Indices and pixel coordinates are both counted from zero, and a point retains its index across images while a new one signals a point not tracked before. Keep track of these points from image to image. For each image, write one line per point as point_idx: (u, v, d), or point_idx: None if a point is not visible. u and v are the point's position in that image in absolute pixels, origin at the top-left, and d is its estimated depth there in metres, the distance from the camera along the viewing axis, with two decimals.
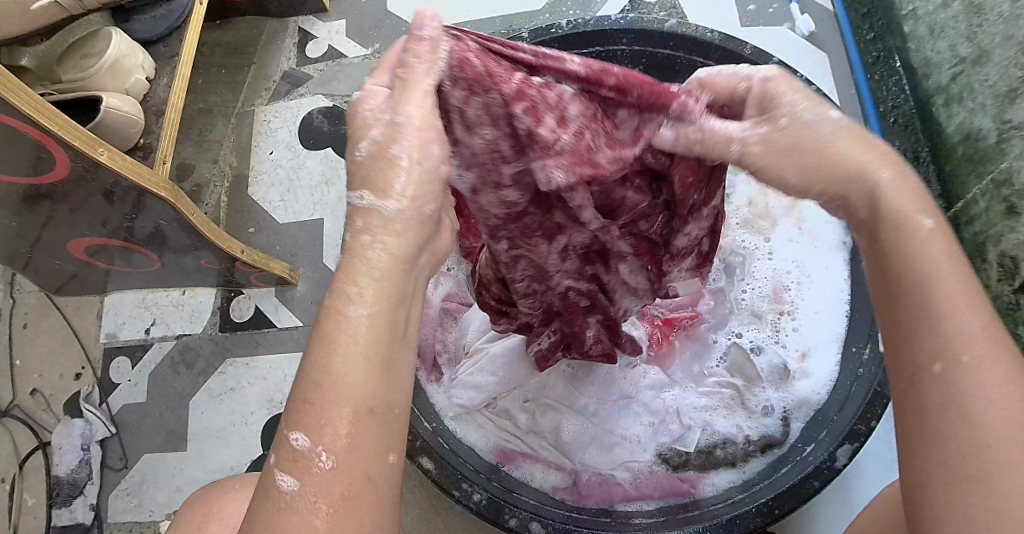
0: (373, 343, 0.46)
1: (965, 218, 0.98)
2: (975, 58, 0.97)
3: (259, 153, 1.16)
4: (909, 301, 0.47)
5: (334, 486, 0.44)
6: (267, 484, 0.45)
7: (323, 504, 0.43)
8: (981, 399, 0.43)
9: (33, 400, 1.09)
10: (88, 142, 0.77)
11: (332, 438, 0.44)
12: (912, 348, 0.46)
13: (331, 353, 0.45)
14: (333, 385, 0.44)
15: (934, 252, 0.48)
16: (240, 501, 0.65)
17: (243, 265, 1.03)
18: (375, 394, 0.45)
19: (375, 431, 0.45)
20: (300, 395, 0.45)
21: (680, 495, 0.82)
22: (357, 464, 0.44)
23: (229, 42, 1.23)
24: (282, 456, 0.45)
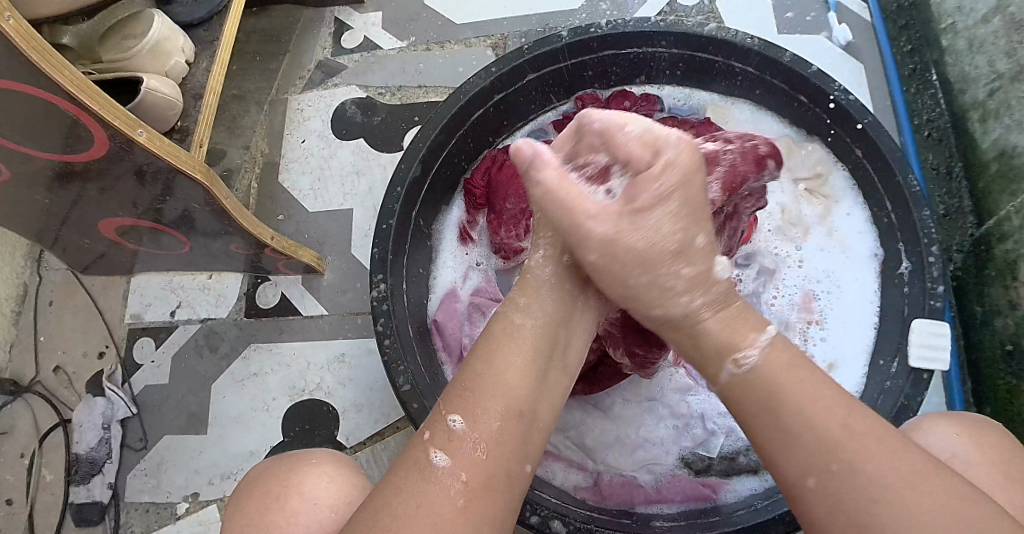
0: (533, 351, 0.57)
1: (997, 235, 0.97)
2: (1016, 73, 0.96)
3: (291, 141, 1.17)
4: (758, 409, 0.53)
5: (470, 481, 0.51)
6: (419, 457, 0.52)
7: (461, 486, 0.50)
8: (873, 483, 0.47)
9: (56, 376, 1.10)
10: (128, 122, 0.78)
11: (485, 428, 0.52)
12: (788, 456, 0.50)
13: (504, 352, 0.56)
14: (499, 378, 0.54)
15: (775, 361, 0.54)
16: (322, 478, 0.64)
17: (272, 252, 1.03)
18: (525, 399, 0.55)
19: (515, 431, 0.53)
20: (458, 384, 0.55)
21: (701, 500, 0.81)
22: (499, 461, 0.52)
23: (265, 30, 1.24)
24: (435, 436, 0.52)
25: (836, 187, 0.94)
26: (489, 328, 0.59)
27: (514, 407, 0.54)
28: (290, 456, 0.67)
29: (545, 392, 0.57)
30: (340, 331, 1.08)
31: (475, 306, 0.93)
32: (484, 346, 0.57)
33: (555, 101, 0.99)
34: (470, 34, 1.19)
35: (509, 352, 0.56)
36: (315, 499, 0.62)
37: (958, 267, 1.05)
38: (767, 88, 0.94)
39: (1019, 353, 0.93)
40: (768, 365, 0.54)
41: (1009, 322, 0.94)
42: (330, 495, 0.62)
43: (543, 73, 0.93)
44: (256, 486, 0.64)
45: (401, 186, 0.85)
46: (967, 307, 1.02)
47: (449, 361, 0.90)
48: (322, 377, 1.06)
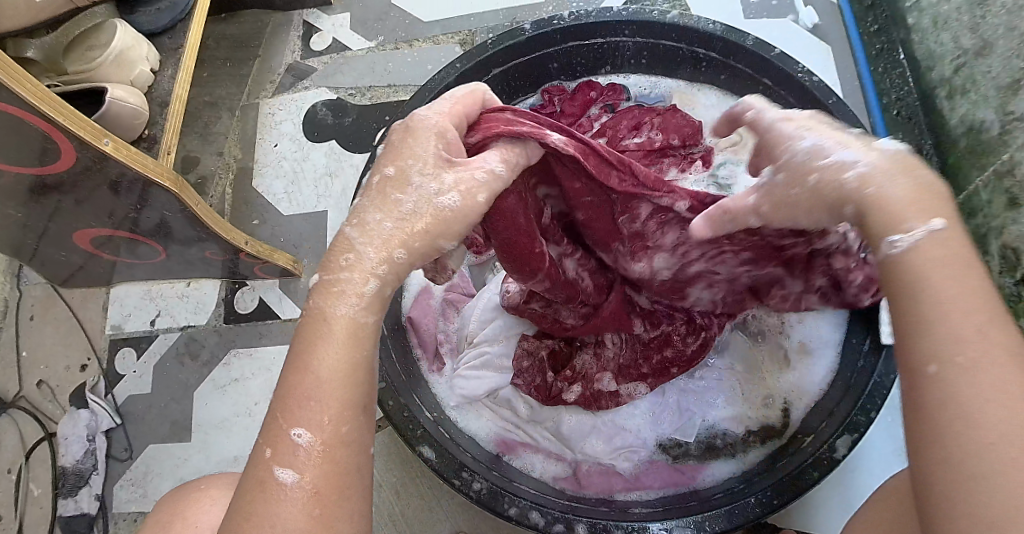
0: (348, 337, 0.51)
1: (967, 209, 0.98)
2: (978, 49, 0.96)
3: (264, 144, 1.17)
4: (902, 292, 0.48)
5: (318, 486, 0.49)
6: (262, 476, 0.49)
7: (313, 496, 0.48)
8: (993, 391, 0.44)
9: (38, 391, 1.10)
10: (93, 132, 0.78)
11: (331, 434, 0.49)
12: (912, 346, 0.47)
13: (322, 353, 0.50)
14: (323, 386, 0.50)
15: (939, 251, 0.48)
16: (207, 501, 0.66)
17: (248, 257, 1.04)
18: (360, 395, 0.51)
19: (360, 433, 0.51)
20: (285, 392, 0.50)
21: (679, 486, 0.83)
22: (338, 468, 0.50)
23: (235, 35, 1.23)
24: (278, 449, 0.49)
25: None
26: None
27: (353, 404, 0.51)
28: (193, 483, 0.70)
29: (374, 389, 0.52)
30: None
31: (449, 302, 0.95)
32: (300, 347, 0.51)
33: (521, 94, 1.00)
34: (438, 31, 1.19)
35: (318, 346, 0.51)
36: (200, 522, 0.64)
37: None
38: (731, 73, 0.94)
39: None
40: (922, 256, 0.48)
41: None
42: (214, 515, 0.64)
43: (509, 67, 0.93)
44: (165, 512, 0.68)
45: None
46: None
47: (426, 356, 0.91)
48: None
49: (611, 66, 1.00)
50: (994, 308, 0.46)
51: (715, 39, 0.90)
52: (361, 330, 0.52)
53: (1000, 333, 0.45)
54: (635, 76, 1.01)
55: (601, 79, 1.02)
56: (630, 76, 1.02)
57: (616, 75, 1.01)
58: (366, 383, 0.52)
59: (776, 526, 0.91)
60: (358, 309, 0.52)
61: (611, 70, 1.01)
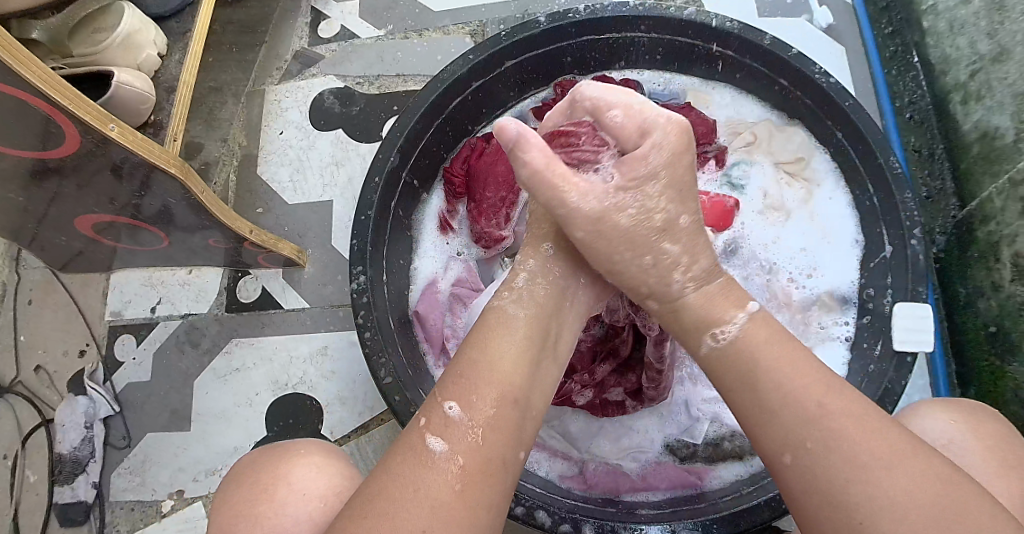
0: (528, 339, 0.56)
1: (979, 217, 0.97)
2: (996, 55, 0.95)
3: (269, 132, 1.15)
4: (736, 384, 0.54)
5: (466, 462, 0.49)
6: (417, 441, 0.51)
7: (459, 469, 0.49)
8: (848, 461, 0.48)
9: (36, 376, 1.09)
10: (99, 117, 0.76)
11: (480, 413, 0.51)
12: (768, 435, 0.51)
13: (498, 339, 0.55)
14: (489, 366, 0.53)
15: (753, 337, 0.55)
16: (311, 467, 0.63)
17: (252, 246, 1.02)
18: (520, 388, 0.53)
19: (513, 417, 0.52)
20: (455, 371, 0.54)
21: (686, 487, 0.81)
22: (493, 445, 0.51)
23: (241, 20, 1.21)
24: (431, 421, 0.51)
25: (818, 171, 0.94)
26: (484, 317, 0.58)
27: (508, 391, 0.53)
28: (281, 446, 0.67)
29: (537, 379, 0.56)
30: (323, 323, 1.08)
31: (457, 297, 0.93)
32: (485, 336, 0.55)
33: (533, 88, 0.99)
34: (448, 21, 1.17)
35: (500, 336, 0.55)
36: (307, 490, 0.61)
37: (941, 249, 1.05)
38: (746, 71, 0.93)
39: (1002, 334, 0.93)
40: (750, 335, 0.55)
41: (992, 305, 0.95)
42: (317, 481, 0.62)
43: (523, 59, 0.92)
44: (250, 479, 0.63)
45: (378, 176, 0.84)
46: (949, 288, 1.03)
47: (432, 351, 0.90)
48: (305, 370, 1.05)
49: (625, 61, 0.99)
50: (827, 379, 0.52)
51: (733, 38, 0.89)
52: (536, 327, 0.57)
53: (832, 400, 0.51)
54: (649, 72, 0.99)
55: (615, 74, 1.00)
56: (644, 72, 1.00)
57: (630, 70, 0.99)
58: (531, 374, 0.55)
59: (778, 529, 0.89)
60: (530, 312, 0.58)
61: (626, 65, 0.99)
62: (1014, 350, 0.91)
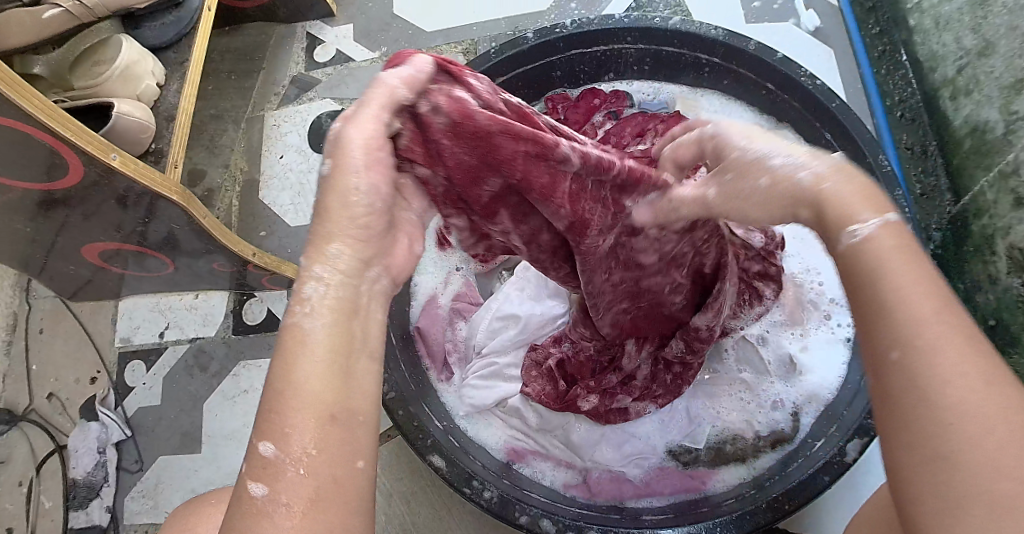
0: (333, 351, 0.47)
1: (973, 211, 0.98)
2: (980, 50, 0.96)
3: (269, 156, 1.17)
4: (862, 279, 0.47)
5: (303, 497, 0.43)
6: (239, 493, 0.44)
7: (296, 511, 0.43)
8: (942, 377, 0.42)
9: (48, 404, 1.11)
10: (101, 147, 0.78)
11: (297, 448, 0.44)
12: (872, 331, 0.46)
13: (288, 363, 0.46)
14: (291, 394, 0.45)
15: (884, 248, 0.48)
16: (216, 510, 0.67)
17: (255, 268, 1.04)
18: (334, 399, 0.45)
19: (339, 436, 0.45)
20: (266, 405, 0.45)
21: (690, 491, 0.83)
22: (324, 470, 0.44)
23: (238, 48, 1.24)
24: (251, 464, 0.44)
25: None
26: (280, 337, 0.47)
27: (324, 414, 0.45)
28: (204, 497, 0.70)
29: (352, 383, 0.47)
30: None
31: (456, 311, 0.95)
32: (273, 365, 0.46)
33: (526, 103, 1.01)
34: (441, 40, 1.20)
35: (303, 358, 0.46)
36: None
37: (938, 244, 1.06)
38: (732, 77, 0.95)
39: (1001, 326, 0.93)
40: (883, 244, 0.48)
41: (991, 297, 0.95)
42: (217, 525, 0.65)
43: (513, 75, 0.93)
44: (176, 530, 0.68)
45: None
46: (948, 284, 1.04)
47: (434, 366, 0.91)
48: None
49: (613, 73, 1.00)
50: (949, 299, 0.45)
51: (718, 45, 0.91)
52: (338, 333, 0.48)
53: (949, 319, 0.44)
54: (639, 83, 1.02)
55: (604, 86, 1.02)
56: (634, 83, 1.02)
57: (619, 82, 1.02)
58: (346, 382, 0.46)
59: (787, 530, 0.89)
60: (330, 323, 0.48)
61: (614, 77, 1.01)
62: (1013, 341, 0.91)
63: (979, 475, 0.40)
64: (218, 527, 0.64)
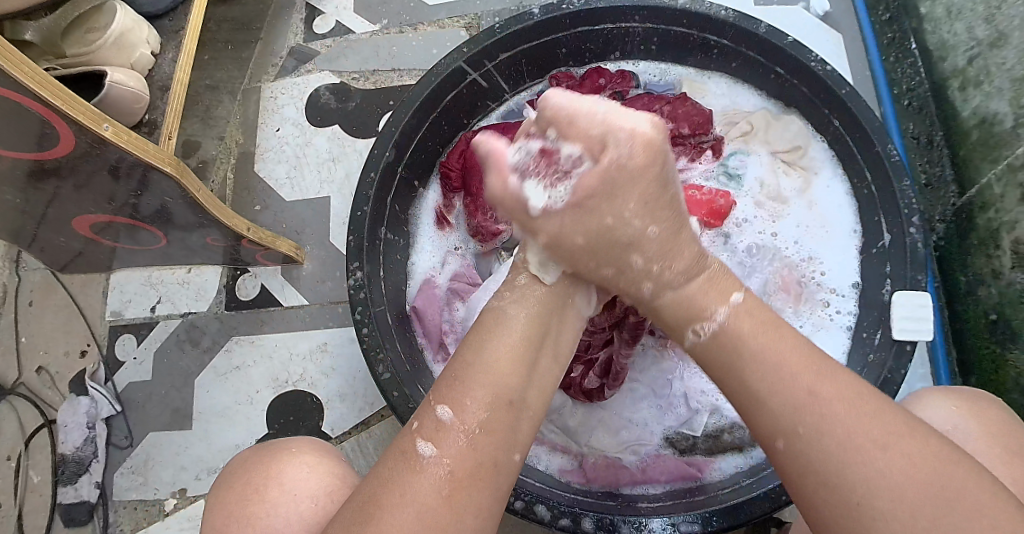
0: (523, 343, 0.54)
1: (979, 203, 0.96)
2: (993, 40, 0.94)
3: (266, 129, 1.15)
4: (725, 368, 0.52)
5: (460, 466, 0.47)
6: (406, 447, 0.49)
7: (446, 475, 0.47)
8: (840, 453, 0.45)
9: (38, 377, 1.09)
10: (92, 117, 0.76)
11: (471, 419, 0.49)
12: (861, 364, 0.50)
13: (492, 343, 0.53)
14: (488, 368, 0.51)
15: None
16: (303, 465, 0.63)
17: (249, 244, 1.02)
18: (515, 389, 0.51)
19: (505, 422, 0.50)
20: (450, 375, 0.51)
21: (687, 479, 0.81)
22: (490, 449, 0.49)
23: (235, 17, 1.21)
24: (423, 426, 0.49)
25: (815, 158, 0.95)
26: (481, 318, 0.57)
27: (501, 396, 0.50)
28: (269, 445, 0.67)
29: (534, 379, 0.54)
30: (322, 320, 1.08)
31: (454, 291, 0.93)
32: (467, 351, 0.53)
33: (529, 80, 0.99)
34: (443, 15, 1.17)
35: (494, 341, 0.53)
36: (297, 489, 0.61)
37: (941, 236, 1.05)
38: (742, 60, 0.93)
39: (1003, 321, 0.93)
40: (742, 332, 0.53)
41: (993, 291, 0.94)
42: (312, 483, 0.61)
43: (517, 52, 0.92)
44: (239, 479, 0.63)
45: (373, 172, 0.84)
46: (949, 276, 1.03)
47: (430, 347, 0.90)
48: (305, 367, 1.05)
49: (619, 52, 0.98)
50: (823, 365, 0.50)
51: (728, 27, 0.89)
52: (533, 328, 0.56)
53: (828, 388, 0.48)
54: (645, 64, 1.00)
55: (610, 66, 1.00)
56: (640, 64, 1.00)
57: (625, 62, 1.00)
58: (527, 375, 0.53)
59: (781, 521, 0.89)
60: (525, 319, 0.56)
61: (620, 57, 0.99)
62: (1013, 336, 0.91)
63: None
64: (293, 477, 0.61)
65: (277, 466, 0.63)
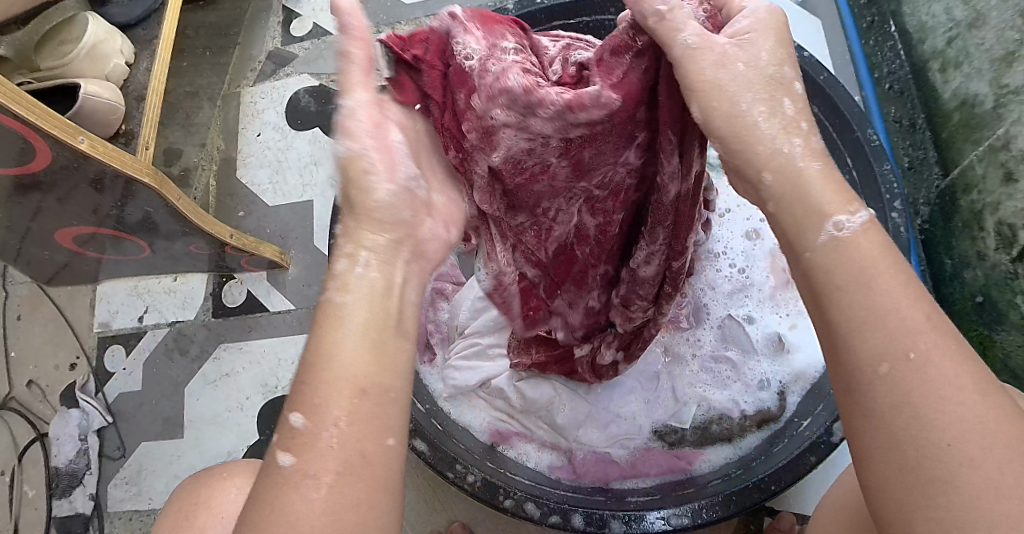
0: (367, 332, 0.47)
1: (962, 185, 0.96)
2: (971, 21, 0.94)
3: (247, 135, 1.14)
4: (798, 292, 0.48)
5: (326, 482, 0.43)
6: (265, 464, 0.45)
7: (322, 492, 0.42)
8: (936, 395, 0.42)
9: (29, 392, 1.09)
10: (67, 130, 0.75)
11: (323, 423, 0.44)
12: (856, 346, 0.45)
13: (333, 341, 0.46)
14: (336, 368, 0.46)
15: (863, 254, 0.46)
16: (232, 488, 0.63)
17: (233, 250, 1.02)
18: (365, 377, 0.46)
19: (370, 412, 0.45)
20: (298, 378, 0.46)
21: (675, 472, 0.82)
22: (347, 449, 0.44)
23: (213, 23, 1.19)
24: (281, 436, 0.45)
25: None
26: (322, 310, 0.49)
27: (353, 390, 0.45)
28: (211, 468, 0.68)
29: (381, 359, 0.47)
30: (309, 325, 1.07)
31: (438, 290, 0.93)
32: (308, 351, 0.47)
33: None
34: (421, 13, 1.17)
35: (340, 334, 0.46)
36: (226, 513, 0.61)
37: (926, 219, 1.05)
38: None
39: (989, 303, 0.93)
40: (861, 251, 0.46)
41: (978, 273, 0.94)
42: (241, 504, 0.62)
43: None
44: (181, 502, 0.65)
45: None
46: (935, 260, 1.03)
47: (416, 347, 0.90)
48: (294, 372, 1.05)
49: None
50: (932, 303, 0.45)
51: None
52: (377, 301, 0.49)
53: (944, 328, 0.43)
54: None
55: None
56: None
57: None
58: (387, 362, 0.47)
59: (774, 509, 0.89)
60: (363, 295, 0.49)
61: None
62: (1000, 318, 0.91)
63: (972, 490, 0.40)
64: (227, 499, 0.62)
65: (215, 490, 0.64)
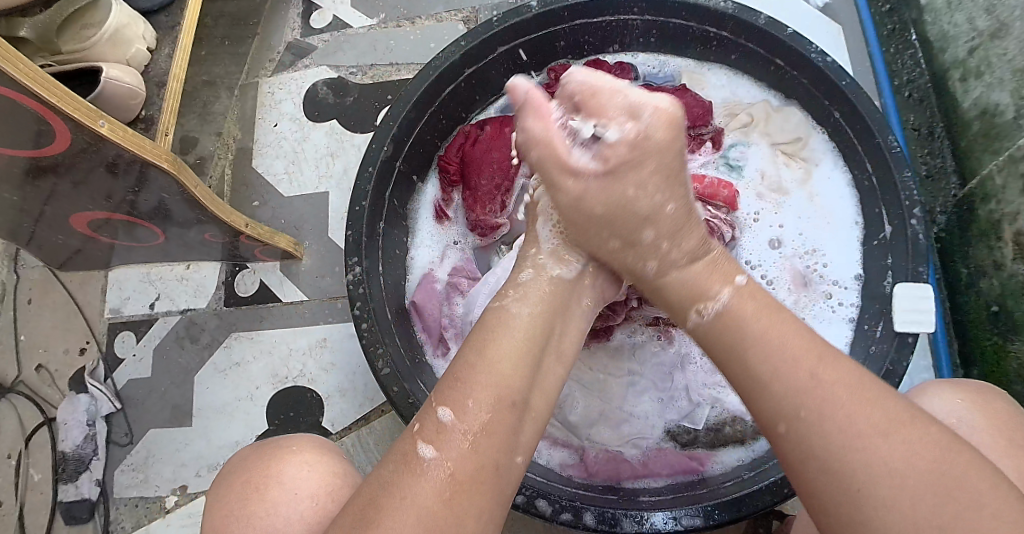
0: (528, 339, 0.55)
1: (980, 195, 0.96)
2: (995, 30, 0.93)
3: (264, 124, 1.14)
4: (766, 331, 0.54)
5: (458, 472, 0.47)
6: (407, 450, 0.49)
7: (449, 477, 0.47)
8: (844, 439, 0.46)
9: (37, 375, 1.09)
10: (88, 114, 0.75)
11: (474, 419, 0.49)
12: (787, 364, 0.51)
13: (497, 340, 0.54)
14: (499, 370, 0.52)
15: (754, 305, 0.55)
16: (303, 464, 0.62)
17: (247, 239, 1.02)
18: (518, 390, 0.52)
19: (510, 422, 0.50)
20: (452, 373, 0.52)
21: (687, 473, 0.81)
22: (488, 456, 0.49)
23: (232, 13, 1.20)
24: (424, 427, 0.50)
25: (816, 150, 0.94)
26: (484, 318, 0.57)
27: (505, 399, 0.51)
28: (268, 441, 0.67)
29: (537, 383, 0.54)
30: (321, 316, 1.07)
31: (453, 285, 0.93)
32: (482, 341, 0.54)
33: (527, 73, 0.98)
34: (440, 9, 1.16)
35: (504, 337, 0.54)
36: (295, 488, 0.60)
37: (942, 228, 1.04)
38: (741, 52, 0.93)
39: (1005, 313, 0.92)
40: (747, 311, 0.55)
41: (994, 283, 0.94)
42: (315, 484, 0.61)
43: (516, 45, 0.91)
44: (239, 473, 0.63)
45: (372, 167, 0.84)
46: (951, 268, 1.02)
47: (429, 341, 0.90)
48: (305, 364, 1.05)
49: (618, 45, 0.98)
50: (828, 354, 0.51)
51: (727, 18, 0.89)
52: (536, 327, 0.57)
53: (830, 373, 0.49)
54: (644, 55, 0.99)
55: (609, 59, 1.00)
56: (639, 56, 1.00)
57: (624, 54, 0.99)
58: (529, 377, 0.53)
59: (784, 514, 0.89)
60: (531, 312, 0.58)
61: (619, 49, 0.99)
62: (1015, 328, 0.90)
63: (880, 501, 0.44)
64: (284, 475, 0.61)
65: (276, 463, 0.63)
